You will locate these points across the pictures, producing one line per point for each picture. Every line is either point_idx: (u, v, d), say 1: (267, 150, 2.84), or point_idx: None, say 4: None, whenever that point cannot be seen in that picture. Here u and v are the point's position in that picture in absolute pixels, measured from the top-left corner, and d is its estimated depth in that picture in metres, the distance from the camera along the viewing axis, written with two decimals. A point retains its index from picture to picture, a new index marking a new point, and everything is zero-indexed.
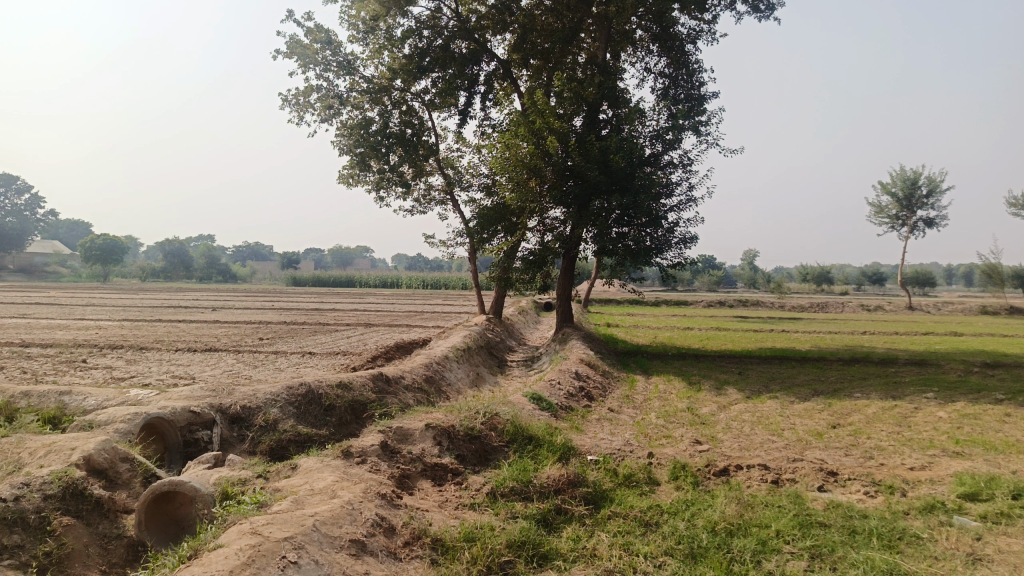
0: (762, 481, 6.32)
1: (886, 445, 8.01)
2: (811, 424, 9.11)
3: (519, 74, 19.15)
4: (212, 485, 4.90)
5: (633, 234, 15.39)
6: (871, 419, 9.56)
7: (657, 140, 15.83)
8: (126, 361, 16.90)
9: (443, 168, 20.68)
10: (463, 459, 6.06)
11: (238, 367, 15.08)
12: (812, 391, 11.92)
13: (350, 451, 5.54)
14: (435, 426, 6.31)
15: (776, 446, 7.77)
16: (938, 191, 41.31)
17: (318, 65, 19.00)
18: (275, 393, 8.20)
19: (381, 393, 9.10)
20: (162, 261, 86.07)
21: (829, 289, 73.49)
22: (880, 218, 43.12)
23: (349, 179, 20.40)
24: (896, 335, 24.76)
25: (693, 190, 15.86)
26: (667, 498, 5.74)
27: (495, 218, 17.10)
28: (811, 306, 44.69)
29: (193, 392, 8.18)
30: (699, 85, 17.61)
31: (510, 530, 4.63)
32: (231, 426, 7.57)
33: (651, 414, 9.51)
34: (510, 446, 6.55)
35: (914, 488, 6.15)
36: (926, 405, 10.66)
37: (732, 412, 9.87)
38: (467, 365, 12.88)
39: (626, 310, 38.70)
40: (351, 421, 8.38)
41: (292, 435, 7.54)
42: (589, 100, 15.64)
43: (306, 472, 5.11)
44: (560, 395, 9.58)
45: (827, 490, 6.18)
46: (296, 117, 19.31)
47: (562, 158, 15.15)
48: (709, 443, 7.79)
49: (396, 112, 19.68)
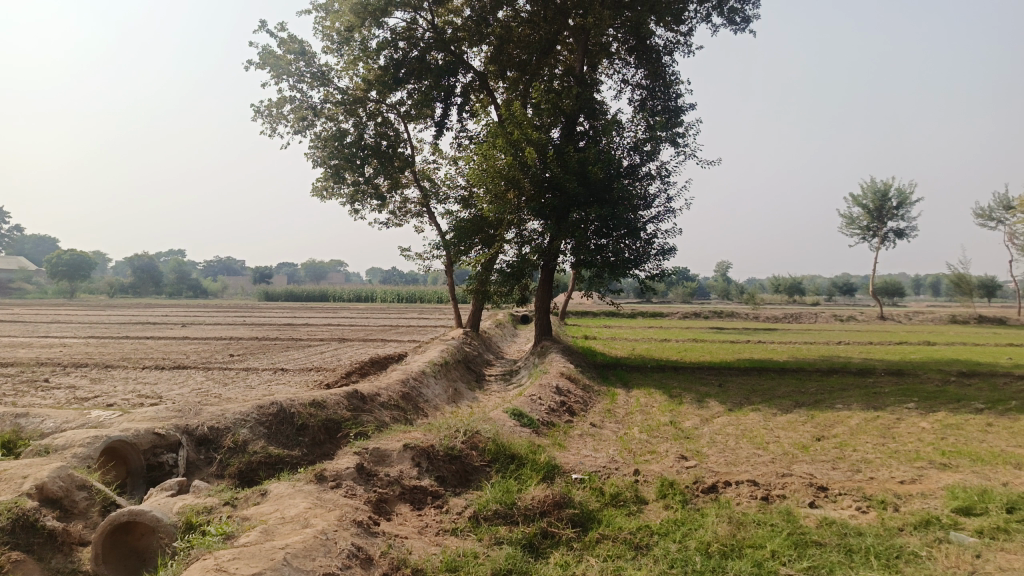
0: (752, 498, 6.14)
1: (873, 458, 7.88)
2: (796, 437, 8.97)
3: (496, 86, 19.02)
4: (176, 514, 4.59)
5: (612, 246, 15.25)
6: (854, 431, 9.45)
7: (635, 151, 15.75)
8: (91, 379, 16.35)
9: (419, 181, 20.42)
10: (443, 481, 5.80)
11: (208, 386, 14.65)
12: (794, 402, 11.83)
13: (324, 475, 5.25)
14: (414, 447, 6.03)
15: (762, 460, 7.60)
16: (907, 202, 41.96)
17: (291, 76, 18.71)
18: (244, 412, 7.87)
19: (356, 411, 8.81)
20: (131, 276, 84.54)
21: (801, 300, 74.29)
22: (851, 230, 43.66)
23: (322, 191, 20.04)
24: (870, 346, 24.93)
25: (671, 202, 15.79)
26: (657, 518, 5.52)
27: (472, 231, 16.88)
28: (785, 317, 45.00)
29: (158, 413, 7.81)
30: (676, 97, 17.61)
31: (495, 558, 4.38)
32: (198, 448, 7.23)
33: (634, 428, 9.31)
34: (492, 465, 6.30)
35: (907, 502, 5.99)
36: (909, 415, 10.60)
37: (715, 425, 9.70)
38: (445, 381, 12.61)
39: (602, 322, 38.63)
40: (325, 440, 8.07)
41: (263, 457, 7.22)
42: (566, 112, 15.53)
43: (276, 498, 4.80)
44: (541, 410, 9.35)
45: (819, 506, 6.01)
46: (269, 128, 18.98)
47: (540, 169, 15.00)
48: (695, 458, 7.60)
49: (371, 123, 19.42)
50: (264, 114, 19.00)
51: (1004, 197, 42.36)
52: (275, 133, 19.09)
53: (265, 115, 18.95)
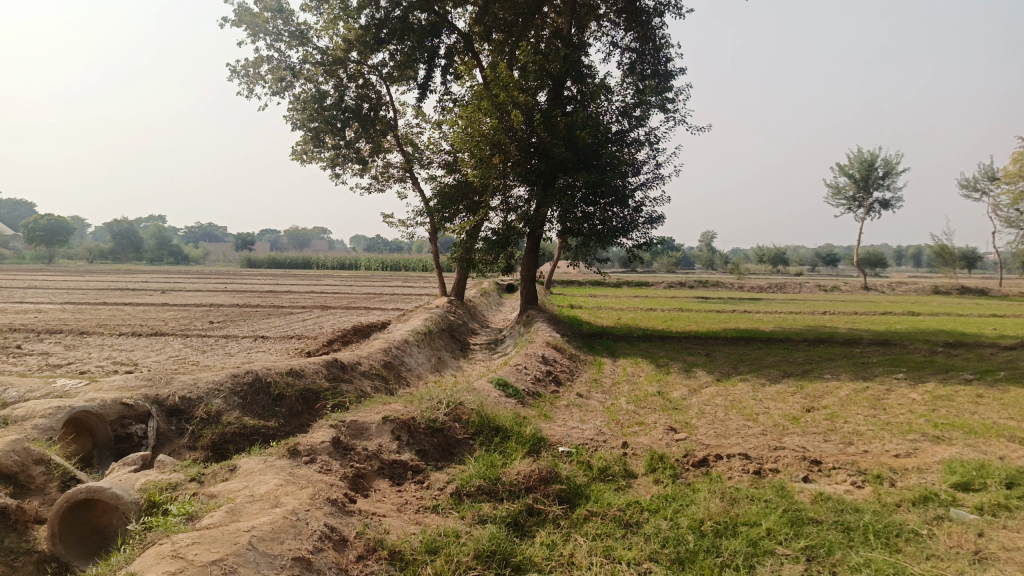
0: (744, 472, 5.94)
1: (866, 430, 7.72)
2: (785, 408, 8.82)
3: (481, 48, 18.48)
4: (138, 491, 4.32)
5: (599, 214, 14.92)
6: (844, 402, 9.30)
7: (623, 116, 15.37)
8: (65, 347, 15.91)
9: (401, 145, 19.91)
10: (425, 455, 5.53)
11: (185, 354, 14.30)
12: (782, 372, 11.70)
13: (297, 449, 4.95)
14: (394, 419, 5.73)
15: (753, 433, 7.42)
16: (893, 172, 41.86)
17: (269, 34, 18.06)
18: (218, 382, 7.56)
19: (335, 381, 8.55)
20: (110, 242, 83.26)
21: (785, 270, 74.49)
22: (837, 200, 43.59)
23: (302, 155, 19.47)
24: (855, 315, 24.92)
25: (660, 169, 15.45)
26: (646, 494, 5.30)
27: (457, 197, 16.49)
28: (769, 286, 45.06)
29: (127, 381, 7.49)
30: (666, 61, 17.17)
31: (479, 537, 4.14)
32: (169, 419, 6.93)
33: (621, 399, 9.11)
34: (476, 438, 6.05)
35: (903, 477, 5.82)
36: (898, 386, 10.48)
37: (703, 396, 9.52)
38: (428, 350, 12.33)
39: (588, 291, 38.48)
40: (303, 411, 7.80)
41: (237, 428, 6.93)
42: (554, 74, 15.07)
43: (246, 474, 4.51)
44: (526, 380, 9.12)
45: (813, 481, 5.81)
46: (245, 89, 18.36)
47: (527, 133, 14.59)
48: (685, 430, 7.39)
49: (351, 85, 18.85)
50: (241, 74, 18.35)
51: (989, 168, 42.28)
52: (252, 94, 18.47)
53: (241, 75, 18.29)
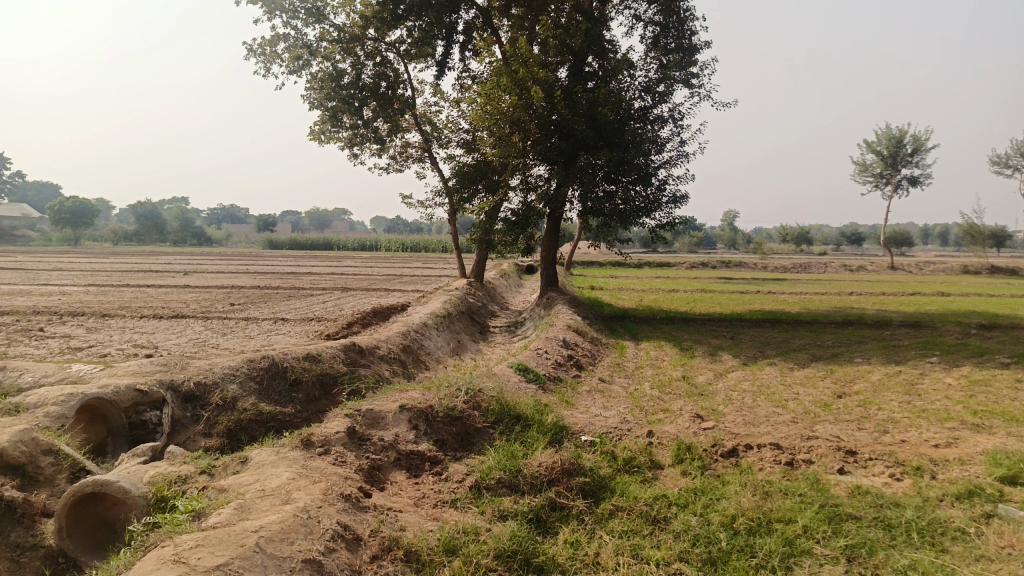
0: (775, 463, 5.69)
1: (901, 418, 7.42)
2: (815, 394, 8.53)
3: (500, 23, 18.09)
4: (147, 485, 4.16)
5: (621, 193, 14.59)
6: (877, 387, 8.99)
7: (646, 92, 14.97)
8: (86, 329, 15.95)
9: (420, 124, 19.64)
10: (443, 445, 5.33)
11: (205, 336, 14.27)
12: (810, 356, 11.37)
13: (311, 440, 4.77)
14: (411, 408, 5.53)
15: (783, 420, 7.16)
16: (923, 148, 40.83)
17: (285, 12, 17.81)
18: (233, 367, 7.42)
19: (353, 365, 8.40)
20: (134, 224, 84.06)
21: (809, 249, 73.42)
22: (863, 177, 42.67)
23: (320, 135, 19.28)
24: (882, 296, 24.38)
25: (684, 146, 15.07)
26: (674, 487, 5.08)
27: (476, 176, 16.22)
28: (794, 266, 44.36)
29: (142, 366, 7.38)
30: (691, 35, 16.69)
31: (500, 536, 3.94)
32: (184, 405, 6.82)
33: (645, 384, 8.87)
34: (496, 427, 5.85)
35: (945, 469, 5.53)
36: (932, 370, 10.12)
37: (729, 381, 9.25)
38: (448, 333, 12.15)
39: (609, 272, 38.12)
40: (319, 397, 7.66)
41: (252, 414, 6.80)
42: (575, 50, 14.69)
43: (257, 467, 4.35)
44: (547, 365, 8.90)
45: (849, 473, 5.55)
46: (262, 68, 18.15)
47: (547, 110, 14.24)
48: (712, 418, 7.13)
49: (369, 63, 18.59)
50: (257, 53, 18.16)
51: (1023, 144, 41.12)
52: (269, 73, 18.27)
53: (258, 54, 18.09)
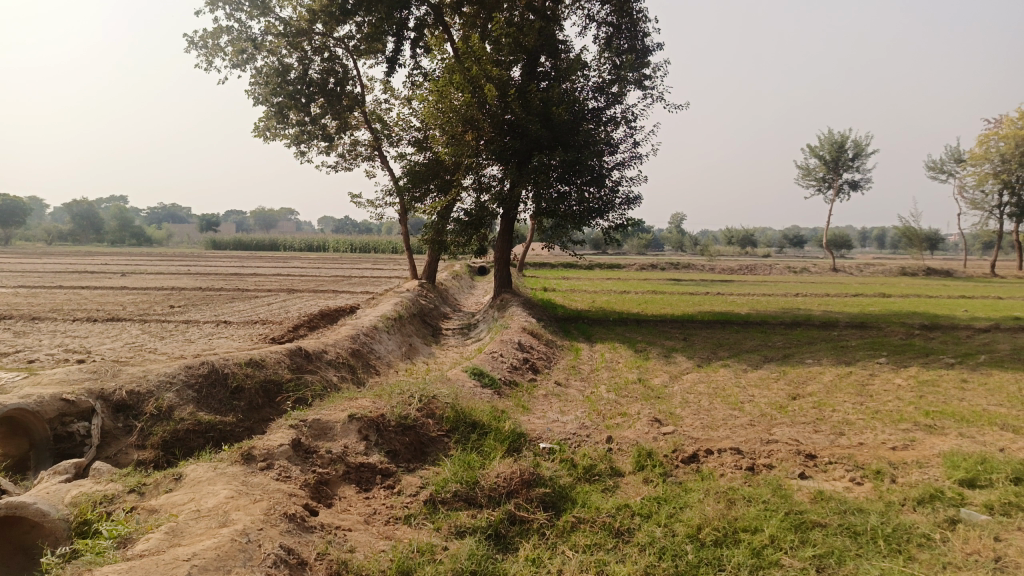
0: (737, 468, 5.58)
1: (856, 420, 7.42)
2: (770, 396, 8.51)
3: (452, 21, 17.82)
4: (66, 506, 3.79)
5: (575, 194, 14.46)
6: (829, 388, 9.02)
7: (599, 93, 14.89)
8: (14, 333, 15.09)
9: (370, 122, 19.22)
10: (395, 456, 5.05)
11: (143, 341, 13.62)
12: (763, 357, 11.42)
13: (252, 454, 4.44)
14: (361, 417, 5.22)
15: (741, 423, 7.10)
16: (863, 153, 42.03)
17: (228, 4, 17.19)
18: (169, 374, 6.99)
19: (299, 371, 8.05)
20: (69, 223, 80.82)
21: (754, 251, 75.05)
22: (807, 181, 43.71)
23: (265, 132, 18.67)
24: (828, 297, 24.90)
25: (637, 148, 15.04)
26: (636, 496, 4.91)
27: (427, 175, 15.91)
28: (740, 268, 45.18)
29: (69, 374, 6.88)
30: (643, 36, 16.69)
31: (456, 555, 3.70)
32: (115, 416, 6.38)
33: (601, 387, 8.72)
34: (451, 436, 5.60)
35: (904, 473, 5.50)
36: (882, 371, 10.25)
37: (685, 383, 9.17)
38: (399, 336, 11.84)
39: (560, 274, 38.11)
40: (263, 405, 7.31)
41: (191, 425, 6.43)
42: (528, 48, 14.51)
43: (191, 484, 4.00)
44: (502, 369, 8.68)
45: (810, 478, 5.48)
46: (204, 61, 17.48)
47: (500, 109, 14.02)
48: (670, 422, 7.02)
49: (317, 59, 18.11)
50: (199, 45, 17.48)
51: (956, 150, 42.67)
52: (212, 66, 17.61)
53: (200, 47, 17.41)
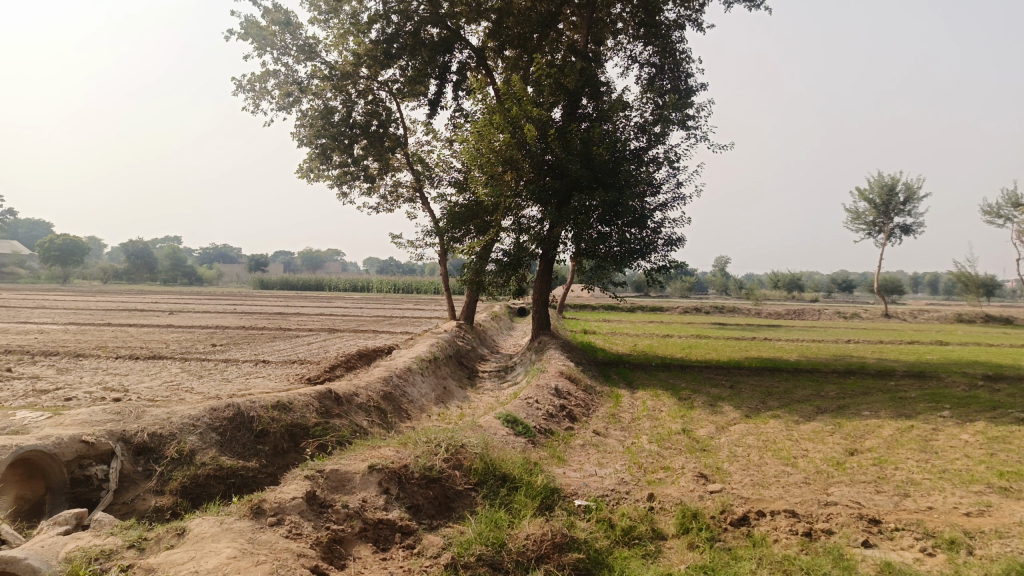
0: (792, 533, 5.08)
1: (921, 480, 6.82)
2: (825, 451, 7.93)
3: (495, 64, 17.88)
4: (59, 562, 3.48)
5: (616, 235, 14.11)
6: (890, 444, 8.38)
7: (641, 133, 14.65)
8: (57, 370, 15.25)
9: (411, 163, 19.29)
10: (418, 511, 4.70)
11: (180, 379, 13.59)
12: (816, 408, 10.76)
13: (262, 507, 4.13)
14: (382, 468, 4.88)
15: (794, 481, 6.57)
16: (915, 196, 40.92)
17: (276, 48, 17.58)
18: (194, 416, 6.77)
19: (327, 415, 7.81)
20: (124, 262, 83.41)
21: (801, 296, 73.36)
22: (856, 224, 42.63)
23: (308, 173, 18.87)
24: (882, 344, 23.86)
25: (680, 188, 14.69)
26: (680, 564, 4.48)
27: (467, 216, 15.81)
28: (787, 313, 43.97)
29: (94, 413, 6.73)
30: (686, 77, 16.46)
31: None
32: (136, 459, 6.18)
33: (643, 438, 8.24)
34: (479, 489, 5.24)
35: (984, 544, 4.92)
36: (946, 425, 9.52)
37: (733, 435, 8.63)
38: (434, 378, 11.53)
39: (602, 316, 37.46)
40: (288, 450, 7.07)
41: (211, 470, 6.21)
42: (569, 89, 14.42)
43: (194, 541, 3.71)
44: (537, 416, 8.27)
45: (874, 546, 4.95)
46: (251, 104, 17.85)
47: (541, 149, 13.87)
48: (717, 478, 6.52)
49: (360, 101, 18.34)
50: (246, 88, 17.86)
51: (1014, 194, 41.25)
52: (258, 109, 17.97)
53: (247, 90, 17.79)
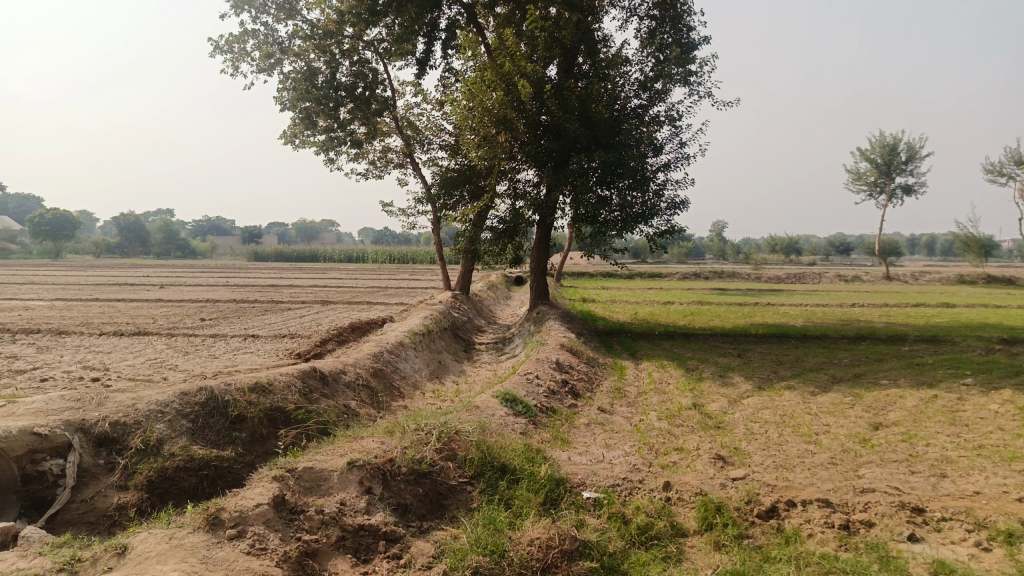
0: (828, 527, 4.52)
1: (958, 457, 6.26)
2: (848, 426, 7.37)
3: (486, 21, 17.01)
4: None
5: (617, 199, 13.41)
6: (916, 416, 7.81)
7: (642, 90, 13.88)
8: (37, 348, 14.62)
9: (400, 128, 18.50)
10: (405, 513, 4.14)
11: (164, 357, 12.97)
12: (830, 377, 10.19)
13: (220, 518, 3.53)
14: (363, 465, 4.27)
15: (820, 461, 6.02)
16: (917, 156, 40.12)
17: (254, 7, 16.67)
18: (162, 402, 6.14)
19: (310, 396, 7.25)
20: (116, 236, 82.29)
21: (798, 259, 72.78)
22: (857, 186, 41.86)
23: (293, 139, 18.07)
24: (888, 307, 23.32)
25: (683, 148, 13.96)
26: (706, 570, 3.93)
27: (459, 182, 15.11)
28: (788, 277, 43.37)
29: (50, 401, 6.09)
30: (688, 31, 15.62)
31: None
32: (97, 451, 5.54)
33: (651, 414, 7.67)
34: (476, 483, 4.67)
35: None
36: (972, 395, 8.95)
37: (747, 409, 8.06)
38: (427, 352, 10.94)
39: (599, 284, 36.80)
40: (267, 436, 6.51)
41: (181, 462, 5.65)
42: (565, 44, 13.62)
43: (134, 563, 3.12)
44: (537, 394, 7.67)
45: (922, 541, 4.38)
46: (231, 67, 16.97)
47: (536, 109, 13.13)
48: (736, 460, 5.96)
49: (345, 62, 17.47)
50: (225, 50, 16.97)
51: (1017, 152, 40.44)
52: (238, 72, 17.10)
53: (226, 52, 16.91)
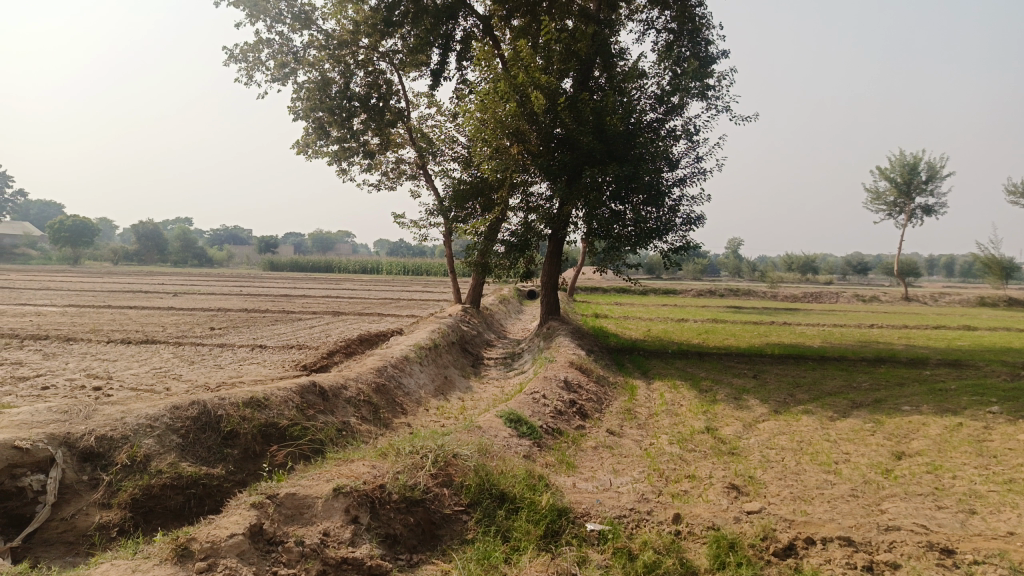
0: (849, 568, 4.20)
1: (987, 492, 5.89)
2: (869, 455, 7.02)
3: (502, 34, 16.85)
4: None
5: (630, 213, 13.14)
6: (941, 446, 7.44)
7: (658, 103, 13.63)
8: (43, 355, 14.48)
9: (414, 139, 18.34)
10: (394, 545, 3.92)
11: (169, 367, 12.77)
12: (850, 402, 9.81)
13: (189, 550, 3.29)
14: (351, 491, 4.01)
15: (839, 493, 5.68)
16: (937, 176, 39.56)
17: (270, 16, 16.60)
18: (152, 416, 5.91)
19: (307, 412, 6.99)
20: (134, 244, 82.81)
21: (815, 279, 71.98)
22: (876, 205, 41.31)
23: (306, 148, 17.96)
24: (908, 329, 22.81)
25: (700, 163, 13.67)
26: None
27: (472, 194, 14.90)
28: (805, 296, 42.83)
29: (37, 413, 5.87)
30: (706, 45, 15.39)
31: None
32: (81, 466, 5.30)
33: (662, 438, 7.36)
34: (473, 512, 4.39)
35: None
36: (999, 423, 8.55)
37: (762, 434, 7.72)
38: (433, 367, 10.68)
39: (614, 300, 36.46)
40: (260, 453, 6.26)
41: (168, 479, 5.40)
42: (581, 55, 13.43)
43: None
44: (543, 414, 7.38)
45: None
46: (245, 76, 16.89)
47: (550, 121, 12.94)
48: (750, 490, 5.64)
49: (360, 73, 17.36)
50: (240, 59, 16.90)
51: None
52: (252, 81, 16.99)
53: (240, 61, 16.82)
